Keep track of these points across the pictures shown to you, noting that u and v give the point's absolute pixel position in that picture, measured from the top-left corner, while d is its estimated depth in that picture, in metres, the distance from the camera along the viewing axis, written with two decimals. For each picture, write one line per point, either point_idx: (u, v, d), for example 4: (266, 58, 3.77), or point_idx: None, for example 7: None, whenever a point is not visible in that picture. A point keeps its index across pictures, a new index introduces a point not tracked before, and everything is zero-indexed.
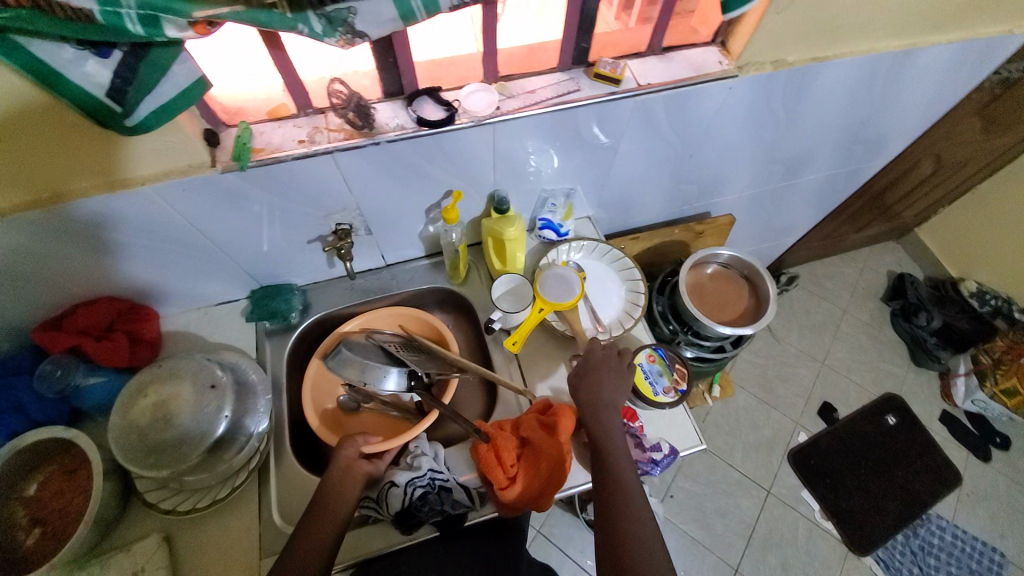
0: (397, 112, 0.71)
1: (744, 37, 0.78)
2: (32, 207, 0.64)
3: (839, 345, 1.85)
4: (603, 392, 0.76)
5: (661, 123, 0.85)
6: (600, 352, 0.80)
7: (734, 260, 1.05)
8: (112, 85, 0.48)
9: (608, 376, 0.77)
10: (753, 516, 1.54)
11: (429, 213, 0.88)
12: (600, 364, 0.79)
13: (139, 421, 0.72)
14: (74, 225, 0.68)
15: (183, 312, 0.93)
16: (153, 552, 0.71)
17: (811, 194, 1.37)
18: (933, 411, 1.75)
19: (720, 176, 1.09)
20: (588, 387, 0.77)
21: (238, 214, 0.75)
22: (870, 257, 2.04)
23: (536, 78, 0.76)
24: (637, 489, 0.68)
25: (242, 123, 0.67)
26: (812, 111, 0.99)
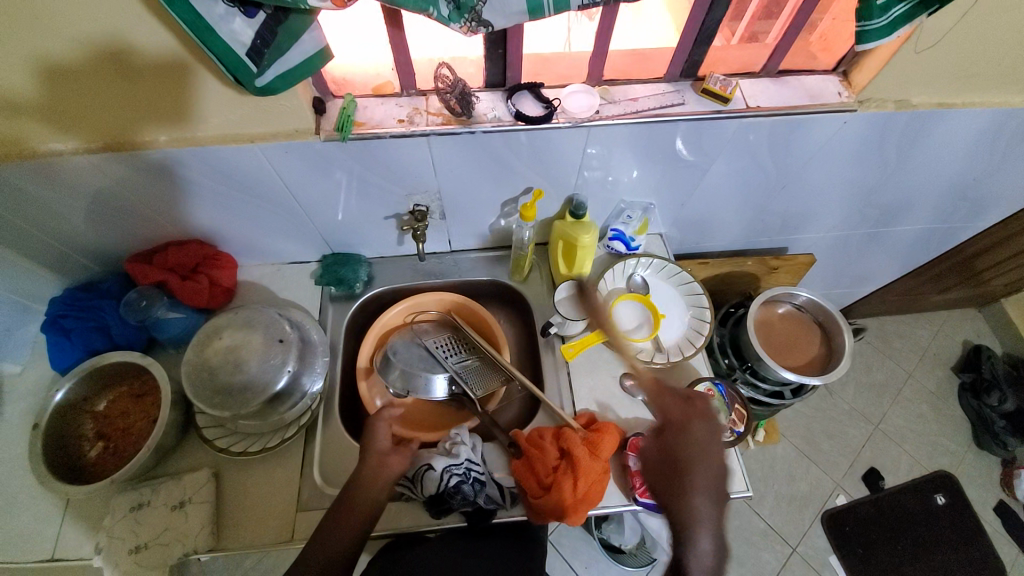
0: (496, 104, 0.71)
1: (871, 72, 0.73)
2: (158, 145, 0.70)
3: (897, 409, 1.72)
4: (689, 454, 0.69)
5: (761, 149, 0.81)
6: (669, 402, 0.74)
7: (809, 303, 0.99)
8: (252, 46, 0.51)
9: (695, 437, 0.70)
10: (772, 571, 1.46)
11: (505, 207, 0.88)
12: (687, 423, 0.72)
13: (211, 360, 0.76)
14: (156, 171, 0.73)
15: (258, 265, 0.98)
16: (202, 485, 0.76)
17: (898, 246, 1.27)
18: (992, 500, 1.60)
19: (805, 213, 1.03)
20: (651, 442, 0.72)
21: (327, 180, 0.78)
22: (947, 322, 1.88)
23: (640, 86, 0.74)
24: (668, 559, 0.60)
25: (349, 95, 0.69)
26: (925, 158, 0.91)
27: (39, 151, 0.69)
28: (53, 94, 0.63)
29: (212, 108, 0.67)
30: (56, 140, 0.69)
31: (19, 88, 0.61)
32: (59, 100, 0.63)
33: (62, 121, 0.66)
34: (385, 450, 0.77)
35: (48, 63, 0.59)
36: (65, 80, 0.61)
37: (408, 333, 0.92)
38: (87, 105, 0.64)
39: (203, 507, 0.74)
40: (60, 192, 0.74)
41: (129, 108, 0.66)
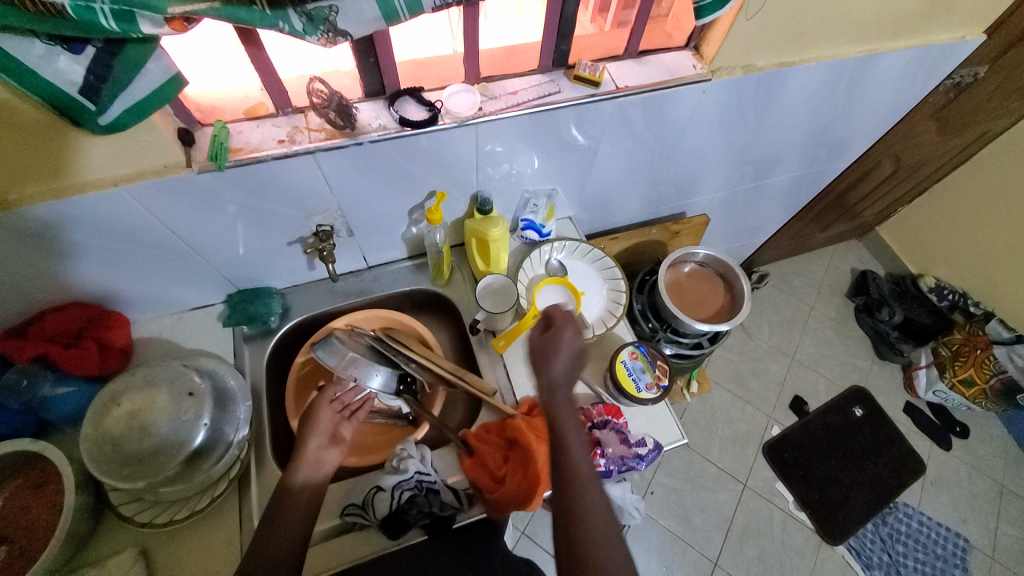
0: (379, 113, 0.71)
1: (716, 43, 0.81)
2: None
3: (808, 340, 1.92)
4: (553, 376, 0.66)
5: (639, 124, 0.87)
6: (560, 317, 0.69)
7: (710, 259, 1.08)
8: (86, 83, 0.47)
9: (561, 356, 0.67)
10: (731, 509, 1.58)
11: (412, 214, 0.88)
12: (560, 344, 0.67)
13: (113, 430, 0.70)
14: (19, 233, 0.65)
15: (156, 318, 0.90)
16: (130, 567, 0.69)
17: (780, 195, 1.42)
18: (895, 402, 1.83)
19: (694, 178, 1.12)
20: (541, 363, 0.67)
21: (215, 215, 0.73)
22: (835, 256, 2.13)
23: (516, 79, 0.77)
24: (589, 476, 0.61)
25: (218, 122, 0.65)
26: (781, 113, 1.02)
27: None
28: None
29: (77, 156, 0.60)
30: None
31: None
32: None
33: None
34: (314, 461, 0.75)
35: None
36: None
37: (348, 330, 0.87)
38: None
39: None
40: None
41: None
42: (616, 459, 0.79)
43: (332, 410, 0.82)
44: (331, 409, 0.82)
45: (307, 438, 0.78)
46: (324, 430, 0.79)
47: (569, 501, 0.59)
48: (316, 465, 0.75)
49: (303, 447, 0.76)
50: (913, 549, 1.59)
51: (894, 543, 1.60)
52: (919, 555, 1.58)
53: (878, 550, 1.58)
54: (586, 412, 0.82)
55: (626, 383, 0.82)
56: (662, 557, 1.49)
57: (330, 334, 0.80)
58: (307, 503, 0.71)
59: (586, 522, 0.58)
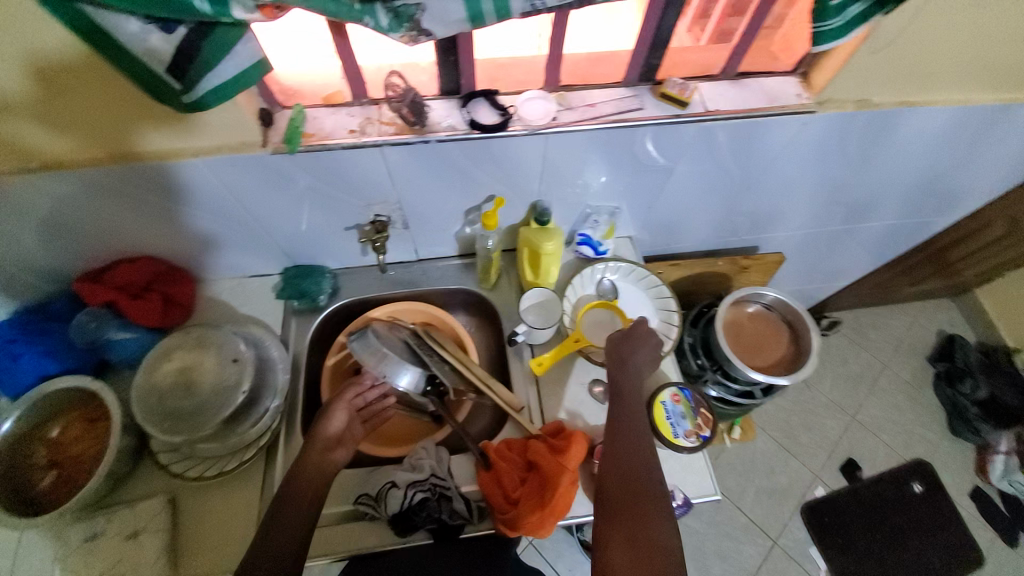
0: (451, 112, 0.69)
1: (830, 73, 0.73)
2: (98, 164, 0.67)
3: (873, 400, 1.74)
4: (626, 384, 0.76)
5: (723, 151, 0.80)
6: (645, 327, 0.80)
7: (778, 303, 0.99)
8: (172, 62, 0.48)
9: (642, 348, 0.79)
10: (754, 565, 1.47)
11: (469, 214, 0.86)
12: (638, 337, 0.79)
13: (161, 383, 0.74)
14: (151, 183, 0.71)
15: (219, 280, 0.95)
16: (156, 514, 0.73)
17: (868, 241, 1.29)
18: (965, 486, 1.63)
19: (774, 213, 1.03)
20: (623, 347, 0.78)
21: (280, 192, 0.75)
22: (920, 312, 1.91)
23: (598, 90, 0.73)
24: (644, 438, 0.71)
25: (298, 105, 0.66)
26: (887, 156, 0.91)
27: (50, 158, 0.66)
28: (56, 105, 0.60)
29: (212, 127, 0.65)
30: (76, 147, 0.66)
31: (9, 89, 0.56)
32: (47, 107, 0.60)
33: (60, 129, 0.63)
34: (336, 437, 0.76)
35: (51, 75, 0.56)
36: (53, 90, 0.57)
37: (386, 323, 0.88)
38: (87, 115, 0.62)
39: (157, 536, 0.72)
40: (24, 208, 0.70)
41: (125, 120, 0.63)
42: None
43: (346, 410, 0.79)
44: (345, 411, 0.79)
45: (331, 411, 0.78)
46: (334, 432, 0.76)
47: (623, 452, 0.69)
48: (337, 440, 0.76)
49: (328, 421, 0.77)
50: None
51: None
52: None
53: None
54: None
55: (663, 427, 0.77)
56: None
57: (366, 328, 0.83)
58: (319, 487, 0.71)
59: (642, 498, 0.64)
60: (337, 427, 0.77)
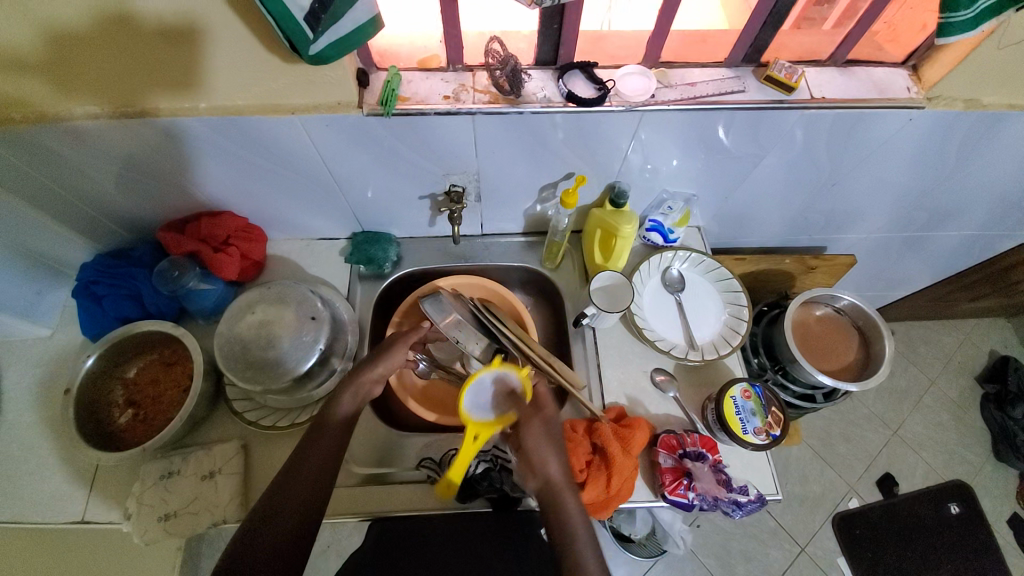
0: (546, 84, 0.68)
1: (947, 66, 0.68)
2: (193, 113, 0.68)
3: (918, 416, 1.68)
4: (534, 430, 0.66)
5: (818, 142, 0.76)
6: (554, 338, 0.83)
7: (852, 307, 0.95)
8: (310, 9, 0.48)
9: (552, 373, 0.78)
10: (780, 569, 1.46)
11: (542, 191, 0.85)
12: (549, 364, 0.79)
13: (244, 334, 0.76)
14: (164, 138, 0.71)
15: (288, 240, 0.97)
16: (231, 457, 0.76)
17: (938, 252, 1.23)
18: (1007, 514, 1.57)
19: (852, 212, 0.99)
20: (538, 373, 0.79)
21: (366, 155, 0.75)
22: (976, 331, 1.83)
23: (699, 70, 0.70)
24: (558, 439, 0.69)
25: (393, 68, 0.66)
26: (985, 162, 0.86)
27: (69, 115, 0.67)
28: (66, 58, 0.61)
29: (225, 78, 0.65)
30: (86, 103, 0.66)
31: (124, 31, 0.58)
32: (153, 52, 0.61)
33: (104, 83, 0.64)
34: (351, 412, 0.69)
35: (61, 23, 0.57)
36: (164, 35, 0.59)
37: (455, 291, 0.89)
38: (94, 68, 0.62)
39: (230, 478, 0.75)
40: (98, 157, 0.72)
41: (133, 75, 0.63)
42: (705, 496, 0.72)
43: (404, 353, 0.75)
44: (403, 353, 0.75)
45: (341, 391, 0.69)
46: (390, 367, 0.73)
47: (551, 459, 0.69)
48: (351, 420, 0.68)
49: (336, 402, 0.68)
50: None
51: None
52: None
53: None
54: (678, 436, 0.77)
55: (732, 422, 0.76)
56: None
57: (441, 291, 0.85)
58: (339, 447, 0.65)
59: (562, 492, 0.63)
60: (349, 404, 0.68)
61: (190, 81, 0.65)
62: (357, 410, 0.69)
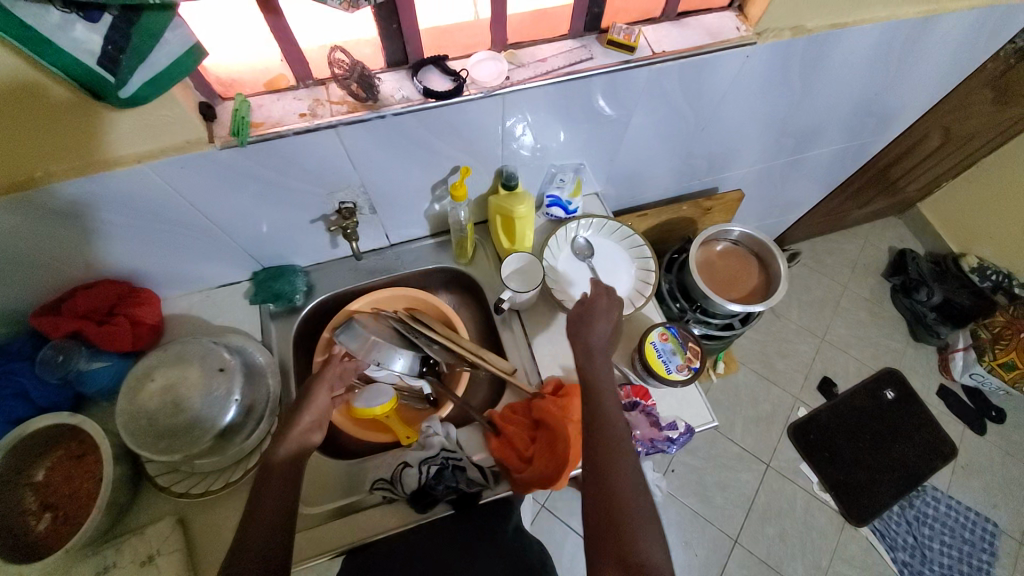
0: (402, 83, 0.68)
1: (763, 4, 0.74)
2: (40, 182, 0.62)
3: (839, 320, 1.85)
4: (605, 404, 0.65)
5: (674, 93, 0.81)
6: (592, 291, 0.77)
7: (745, 237, 1.03)
8: (104, 53, 0.47)
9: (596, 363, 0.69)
10: (753, 489, 1.56)
11: (435, 189, 0.85)
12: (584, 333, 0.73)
13: (147, 405, 0.72)
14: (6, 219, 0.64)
15: (185, 295, 0.91)
16: (167, 535, 0.72)
17: (817, 169, 1.34)
18: (930, 385, 1.76)
19: (729, 150, 1.06)
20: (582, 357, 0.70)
21: (238, 192, 0.72)
22: (872, 233, 2.02)
23: (546, 45, 0.73)
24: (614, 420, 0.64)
25: (238, 95, 0.64)
26: (827, 82, 0.95)
27: None
28: None
29: (73, 142, 0.60)
30: None
31: None
32: None
33: None
34: (296, 446, 0.67)
35: None
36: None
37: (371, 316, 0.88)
38: None
39: (173, 557, 0.71)
40: None
41: None
42: (644, 441, 0.77)
43: (327, 391, 0.74)
44: (326, 393, 0.74)
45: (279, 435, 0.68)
46: (317, 411, 0.72)
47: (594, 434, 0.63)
48: (299, 452, 0.67)
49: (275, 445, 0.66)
50: (940, 533, 1.55)
51: (920, 527, 1.56)
52: (946, 539, 1.54)
53: (903, 534, 1.55)
54: None
55: (654, 363, 0.80)
56: (681, 534, 1.49)
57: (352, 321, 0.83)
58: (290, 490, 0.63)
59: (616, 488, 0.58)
60: (293, 436, 0.68)
61: (54, 150, 0.60)
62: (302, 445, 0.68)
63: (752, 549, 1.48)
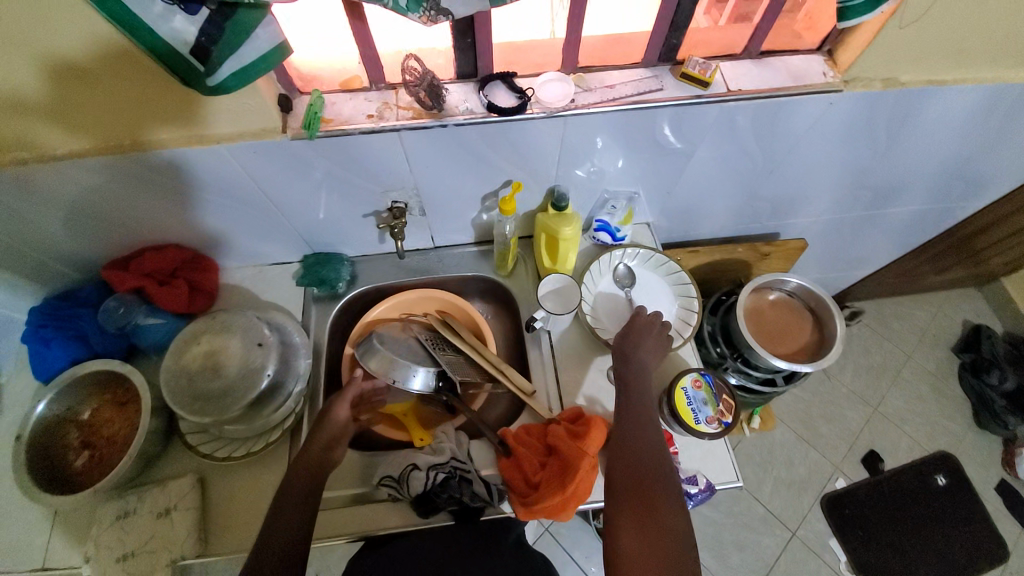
0: (468, 96, 0.69)
1: (857, 49, 0.70)
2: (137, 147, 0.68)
3: (896, 392, 1.70)
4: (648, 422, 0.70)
5: (744, 133, 0.78)
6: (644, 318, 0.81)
7: (801, 290, 0.97)
8: (196, 44, 0.52)
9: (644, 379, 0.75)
10: (772, 555, 1.46)
11: (485, 200, 0.86)
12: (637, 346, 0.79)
13: (189, 366, 0.76)
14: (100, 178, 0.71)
15: (240, 268, 0.97)
16: (187, 492, 0.76)
17: (893, 228, 1.25)
18: (995, 481, 1.58)
19: (796, 197, 1.00)
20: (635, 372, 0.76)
21: (301, 180, 0.76)
22: (947, 302, 1.85)
23: (617, 72, 0.72)
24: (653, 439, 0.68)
25: (315, 91, 0.67)
26: (916, 139, 0.88)
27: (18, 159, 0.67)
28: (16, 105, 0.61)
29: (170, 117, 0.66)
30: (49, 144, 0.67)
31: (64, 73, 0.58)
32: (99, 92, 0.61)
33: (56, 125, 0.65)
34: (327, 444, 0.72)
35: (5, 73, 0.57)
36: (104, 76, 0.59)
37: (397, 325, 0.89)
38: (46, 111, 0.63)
39: (188, 513, 0.74)
40: (35, 203, 0.72)
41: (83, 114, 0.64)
42: None
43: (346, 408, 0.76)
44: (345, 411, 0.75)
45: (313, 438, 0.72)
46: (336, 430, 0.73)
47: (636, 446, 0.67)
48: (322, 462, 0.70)
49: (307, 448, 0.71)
50: None
51: None
52: None
53: None
54: None
55: (684, 413, 0.76)
56: None
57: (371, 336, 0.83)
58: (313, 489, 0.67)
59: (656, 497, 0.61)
60: (325, 436, 0.72)
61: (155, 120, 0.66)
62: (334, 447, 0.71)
63: None
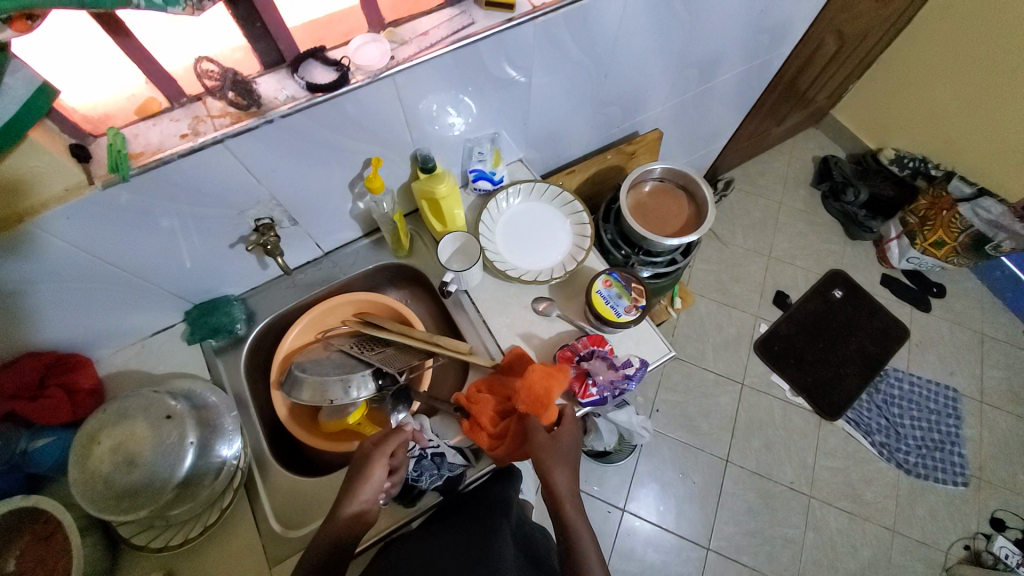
0: (284, 83, 0.65)
1: None
2: None
3: (781, 235, 1.94)
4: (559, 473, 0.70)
5: (568, 44, 0.82)
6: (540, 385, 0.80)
7: (667, 172, 1.06)
8: None
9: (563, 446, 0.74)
10: (732, 408, 1.65)
11: (354, 187, 0.83)
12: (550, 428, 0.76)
13: (101, 469, 0.68)
14: None
15: (118, 352, 0.87)
16: None
17: (729, 94, 1.39)
18: (875, 277, 1.88)
19: (639, 91, 1.08)
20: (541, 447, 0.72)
21: (142, 232, 0.69)
22: (795, 146, 2.12)
23: (425, 18, 0.71)
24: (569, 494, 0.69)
25: (111, 129, 0.60)
26: (713, 6, 0.97)
27: None
28: None
29: None
30: None
31: None
32: None
33: None
34: (352, 519, 0.66)
35: None
36: None
37: (319, 346, 0.87)
38: None
39: None
40: None
41: None
42: (607, 385, 0.79)
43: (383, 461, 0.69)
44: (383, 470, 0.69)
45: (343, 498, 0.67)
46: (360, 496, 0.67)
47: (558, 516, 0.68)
48: (358, 521, 0.66)
49: (341, 506, 0.66)
50: (907, 409, 1.68)
51: (890, 408, 1.68)
52: (913, 412, 1.67)
53: (876, 418, 1.66)
54: (571, 347, 0.81)
55: (605, 312, 0.83)
56: (677, 468, 1.57)
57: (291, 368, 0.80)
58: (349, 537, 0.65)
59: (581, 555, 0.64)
60: (350, 514, 0.66)
61: None
62: (365, 505, 0.67)
63: (743, 464, 1.58)
